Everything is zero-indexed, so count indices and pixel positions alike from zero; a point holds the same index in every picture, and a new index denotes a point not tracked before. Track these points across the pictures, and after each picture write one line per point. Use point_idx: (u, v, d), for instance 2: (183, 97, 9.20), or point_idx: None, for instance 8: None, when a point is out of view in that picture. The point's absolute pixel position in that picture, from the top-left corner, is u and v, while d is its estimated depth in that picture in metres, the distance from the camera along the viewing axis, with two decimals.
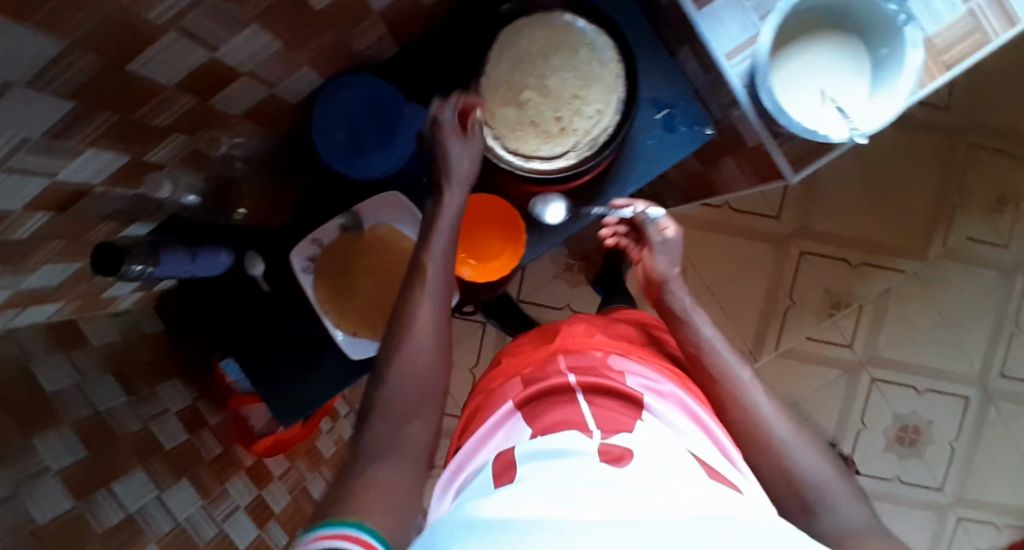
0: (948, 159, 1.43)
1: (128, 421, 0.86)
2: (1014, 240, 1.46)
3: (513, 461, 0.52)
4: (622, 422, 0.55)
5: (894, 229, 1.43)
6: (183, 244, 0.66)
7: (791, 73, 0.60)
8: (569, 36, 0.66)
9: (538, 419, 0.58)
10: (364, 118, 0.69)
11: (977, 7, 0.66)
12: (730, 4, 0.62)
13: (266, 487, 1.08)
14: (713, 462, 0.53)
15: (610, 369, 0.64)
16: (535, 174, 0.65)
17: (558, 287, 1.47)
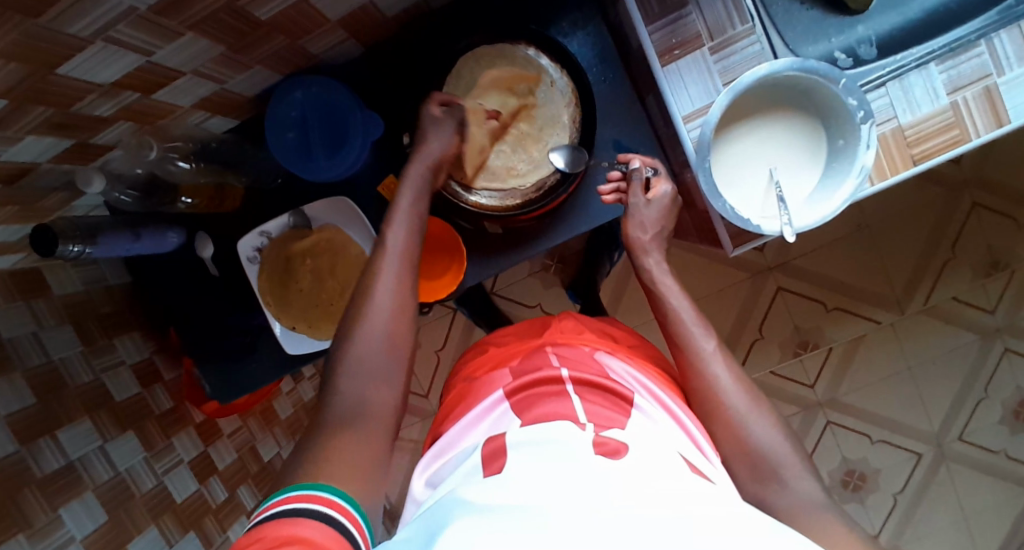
0: (950, 213, 1.31)
1: (80, 372, 0.84)
2: (1002, 306, 1.33)
3: (505, 446, 0.51)
4: (614, 419, 0.56)
5: (886, 278, 1.34)
6: (129, 224, 0.67)
7: (746, 146, 0.57)
8: (531, 73, 0.70)
9: (525, 413, 0.59)
10: (320, 123, 0.70)
11: (963, 99, 0.61)
12: (695, 64, 0.60)
13: (214, 443, 1.08)
14: (691, 456, 0.54)
15: (597, 366, 0.66)
16: (479, 208, 0.70)
17: (532, 284, 1.42)
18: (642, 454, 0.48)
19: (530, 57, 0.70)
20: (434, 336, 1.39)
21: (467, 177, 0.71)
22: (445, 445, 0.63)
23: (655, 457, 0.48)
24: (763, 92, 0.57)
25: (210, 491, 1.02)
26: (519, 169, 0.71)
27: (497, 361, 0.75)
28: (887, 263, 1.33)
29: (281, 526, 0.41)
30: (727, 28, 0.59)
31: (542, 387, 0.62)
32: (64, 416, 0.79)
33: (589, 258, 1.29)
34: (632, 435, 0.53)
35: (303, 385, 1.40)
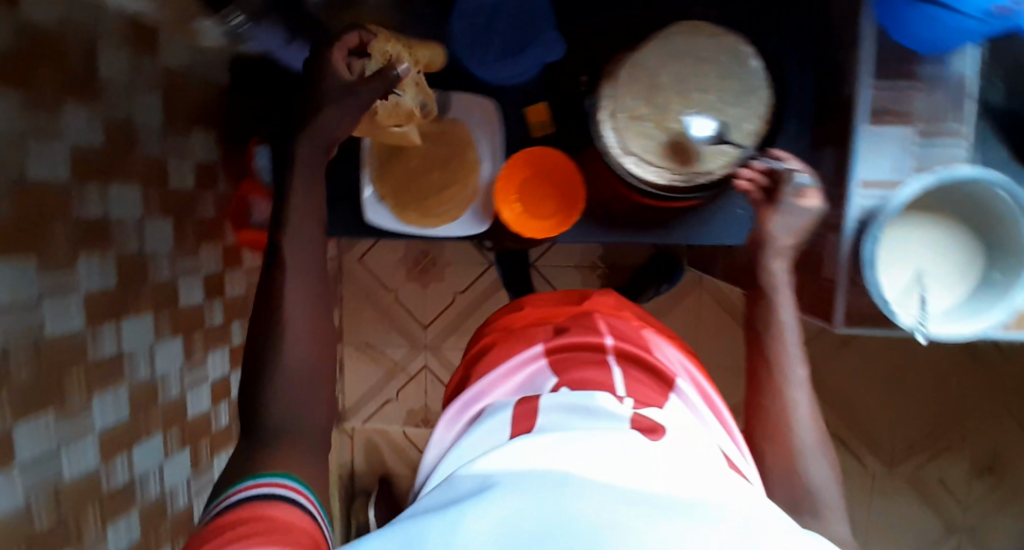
0: (994, 390, 1.27)
1: (128, 239, 0.80)
2: (972, 511, 1.32)
3: (537, 409, 0.57)
4: (652, 397, 0.61)
5: (901, 427, 1.30)
6: (287, 21, 0.72)
7: (910, 242, 0.61)
8: (738, 70, 0.62)
9: (564, 374, 0.63)
10: (505, 30, 0.69)
11: None
12: (897, 138, 0.62)
13: (237, 369, 1.04)
14: (731, 454, 0.58)
15: (645, 343, 0.71)
16: (623, 169, 0.64)
17: (572, 276, 1.39)
18: (674, 438, 0.53)
19: (745, 54, 0.62)
20: (460, 278, 1.41)
21: (629, 136, 0.64)
22: (484, 401, 0.67)
23: (690, 447, 0.52)
24: (946, 197, 0.61)
25: (215, 415, 0.99)
26: (681, 153, 0.64)
27: (545, 316, 0.79)
28: (909, 409, 1.30)
29: (264, 506, 0.46)
30: (940, 119, 0.62)
31: (585, 354, 0.66)
32: (132, 307, 0.81)
33: (641, 280, 1.30)
34: (669, 416, 0.58)
35: None
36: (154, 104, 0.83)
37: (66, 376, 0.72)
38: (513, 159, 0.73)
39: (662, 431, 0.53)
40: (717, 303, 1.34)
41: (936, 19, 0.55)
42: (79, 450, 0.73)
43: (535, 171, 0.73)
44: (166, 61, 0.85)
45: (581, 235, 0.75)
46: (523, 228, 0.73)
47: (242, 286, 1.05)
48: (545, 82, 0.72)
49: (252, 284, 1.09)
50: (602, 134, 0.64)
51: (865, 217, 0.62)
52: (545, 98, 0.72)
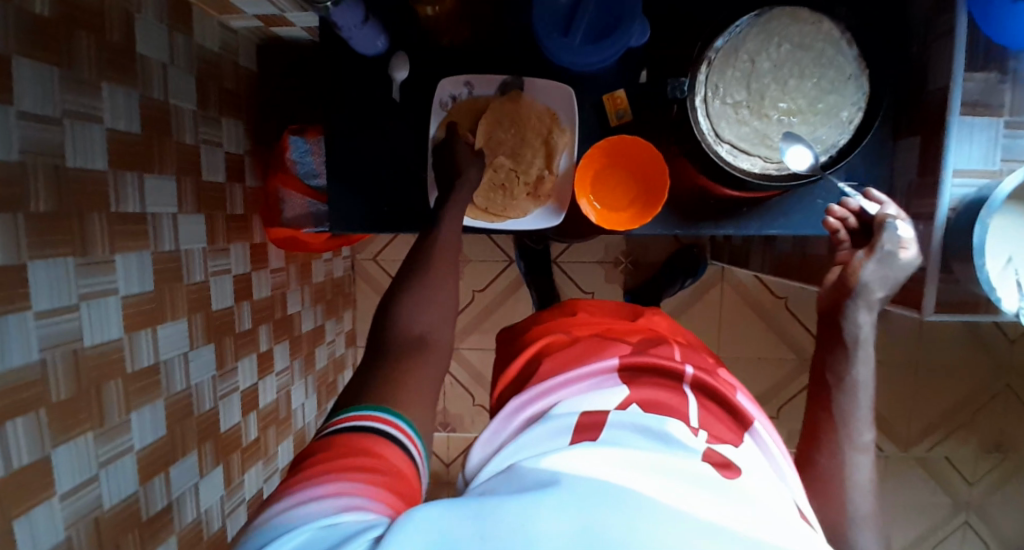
0: (995, 372, 1.35)
1: (165, 236, 0.72)
2: (982, 482, 1.39)
3: (602, 423, 0.51)
4: (727, 437, 0.53)
5: (913, 411, 1.37)
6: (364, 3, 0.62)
7: (1005, 223, 0.60)
8: (835, 57, 0.61)
9: (636, 385, 0.57)
10: (594, 8, 0.65)
11: None
12: (987, 127, 0.63)
13: (265, 378, 0.95)
14: (804, 509, 0.50)
15: (723, 377, 0.62)
16: (718, 158, 0.62)
17: (595, 272, 1.38)
18: (752, 484, 0.46)
19: (842, 44, 0.62)
20: (479, 277, 1.39)
21: (719, 123, 0.62)
22: (543, 402, 0.59)
23: (769, 497, 0.46)
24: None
25: (245, 428, 0.90)
26: (778, 139, 0.62)
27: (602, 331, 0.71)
28: (918, 394, 1.37)
29: (374, 449, 0.42)
30: None
31: (657, 375, 0.58)
32: (168, 311, 0.73)
33: (663, 274, 1.30)
34: (745, 459, 0.50)
35: (339, 339, 1.27)
36: (188, 88, 0.76)
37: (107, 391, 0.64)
38: (592, 149, 0.70)
39: (735, 468, 0.48)
40: (739, 297, 1.35)
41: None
42: (118, 473, 0.65)
43: (620, 160, 0.71)
44: (200, 41, 0.78)
45: (660, 227, 0.72)
46: (607, 222, 0.70)
47: (268, 286, 0.95)
48: (625, 69, 0.69)
49: (279, 284, 0.99)
50: (696, 119, 0.62)
51: (958, 204, 0.62)
52: (624, 86, 0.70)
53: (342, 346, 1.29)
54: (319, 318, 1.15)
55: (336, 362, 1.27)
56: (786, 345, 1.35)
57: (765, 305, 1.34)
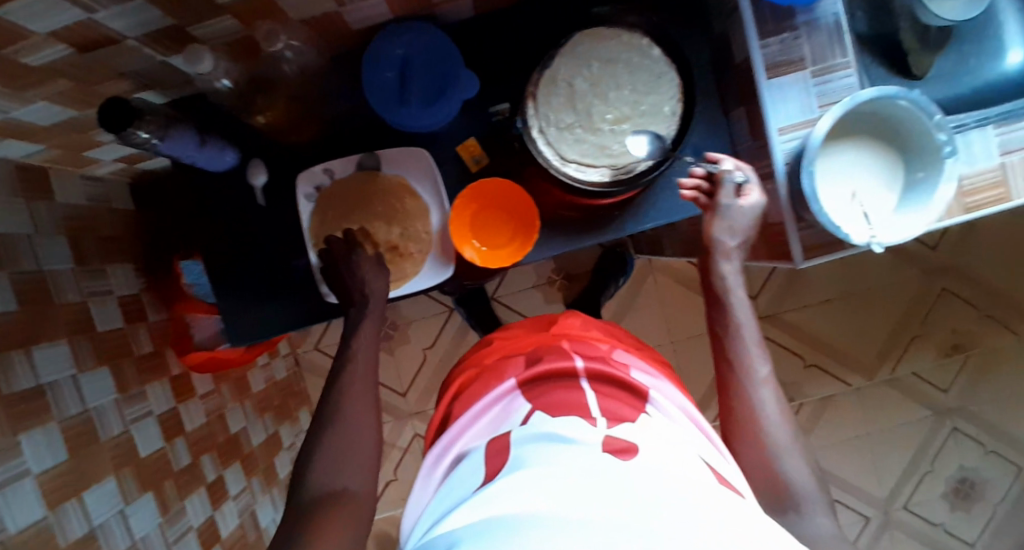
0: (925, 281, 1.41)
1: (69, 401, 0.70)
2: (954, 386, 1.43)
3: (508, 445, 0.53)
4: (625, 414, 0.56)
5: (864, 340, 1.42)
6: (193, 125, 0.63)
7: (833, 164, 0.65)
8: (643, 61, 0.66)
9: (537, 399, 0.60)
10: (422, 79, 0.68)
11: (1009, 162, 0.71)
12: (796, 83, 0.67)
13: (220, 506, 0.92)
14: (712, 460, 0.53)
15: (616, 362, 0.67)
16: (567, 178, 0.66)
17: (534, 297, 1.41)
18: (653, 454, 0.47)
19: (645, 47, 0.67)
20: (425, 334, 1.40)
21: (560, 147, 0.67)
22: (460, 444, 0.62)
23: (673, 464, 0.47)
24: (857, 120, 0.66)
25: None
26: (615, 147, 0.66)
27: (510, 350, 0.73)
28: (862, 321, 1.42)
29: None
30: (829, 57, 0.66)
31: (554, 380, 0.62)
32: (92, 474, 0.70)
33: (595, 280, 1.33)
34: (643, 429, 0.53)
35: (299, 439, 1.25)
36: (63, 248, 0.76)
37: None
38: (462, 197, 0.73)
39: (636, 449, 0.48)
40: (673, 281, 1.39)
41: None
42: None
43: (484, 202, 0.74)
44: (65, 199, 0.79)
45: (545, 253, 0.75)
46: (490, 261, 0.72)
47: (201, 414, 0.94)
48: (469, 117, 0.73)
49: (213, 408, 0.98)
50: (537, 150, 0.66)
51: (794, 157, 0.66)
52: (473, 133, 0.73)
53: (304, 443, 1.27)
54: (269, 427, 1.14)
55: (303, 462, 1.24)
56: None
57: (699, 281, 1.39)
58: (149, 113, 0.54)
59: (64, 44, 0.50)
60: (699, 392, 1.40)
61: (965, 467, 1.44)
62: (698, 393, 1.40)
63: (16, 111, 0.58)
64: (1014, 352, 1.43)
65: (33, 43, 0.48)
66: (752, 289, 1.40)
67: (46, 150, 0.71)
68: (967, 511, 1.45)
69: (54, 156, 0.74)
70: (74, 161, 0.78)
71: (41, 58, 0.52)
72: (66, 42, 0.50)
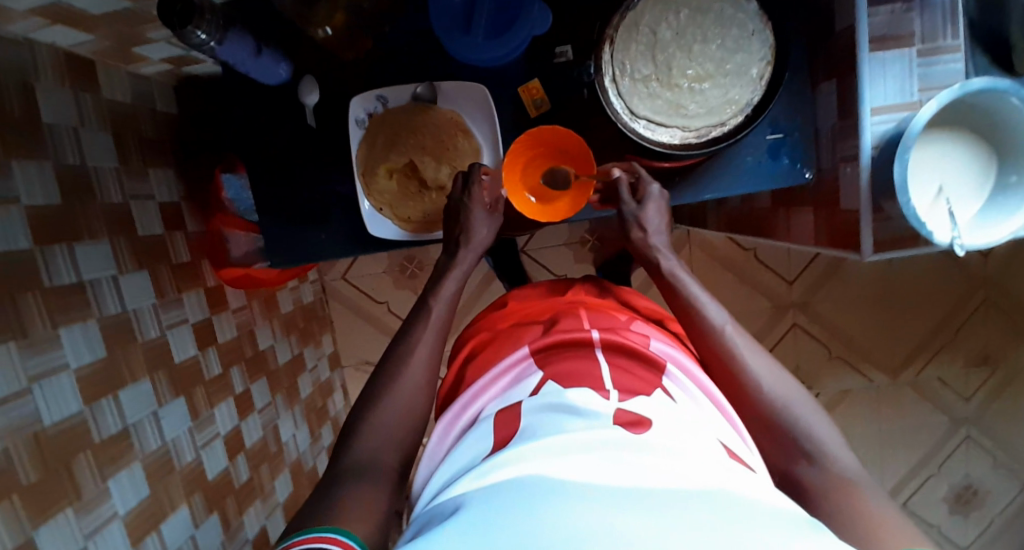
0: (969, 288, 1.36)
1: (109, 301, 0.70)
2: (976, 397, 1.40)
3: (519, 414, 0.51)
4: (640, 386, 0.53)
5: (895, 340, 1.38)
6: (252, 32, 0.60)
7: (921, 157, 0.60)
8: (737, 14, 0.60)
9: (550, 367, 0.57)
10: (490, 3, 0.63)
11: None
12: (902, 59, 0.60)
13: (247, 417, 0.95)
14: (732, 445, 0.50)
15: (632, 331, 0.63)
16: (635, 135, 0.62)
17: (564, 253, 1.39)
18: (666, 431, 0.45)
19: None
20: None
21: (631, 101, 0.62)
22: (472, 410, 0.59)
23: (686, 440, 0.44)
24: (950, 111, 0.61)
25: (235, 470, 0.90)
26: (691, 108, 0.62)
27: (530, 315, 0.71)
28: (896, 320, 1.38)
29: None
30: (939, 37, 0.60)
31: (567, 348, 0.60)
32: (127, 375, 0.71)
33: None
34: (659, 406, 0.50)
35: (320, 364, 1.27)
36: (106, 147, 0.74)
37: (78, 468, 0.62)
38: (518, 144, 0.69)
39: (648, 423, 0.46)
40: (709, 254, 1.35)
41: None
42: (107, 542, 0.64)
43: (541, 150, 0.70)
44: (110, 95, 0.77)
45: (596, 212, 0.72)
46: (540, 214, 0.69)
47: (232, 328, 0.95)
48: (535, 58, 0.69)
49: (244, 322, 0.99)
50: (607, 101, 0.62)
51: (882, 142, 0.60)
52: (538, 75, 0.69)
53: (324, 369, 1.29)
54: (294, 348, 1.16)
55: (322, 386, 1.27)
56: (761, 293, 1.36)
57: (736, 258, 1.35)
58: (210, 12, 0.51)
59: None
60: None
61: (971, 476, 1.43)
62: None
63: None
64: None
65: None
66: (789, 272, 1.35)
67: (95, 40, 0.68)
68: (963, 518, 1.45)
69: (103, 48, 0.72)
70: (122, 56, 0.75)
71: None
72: None
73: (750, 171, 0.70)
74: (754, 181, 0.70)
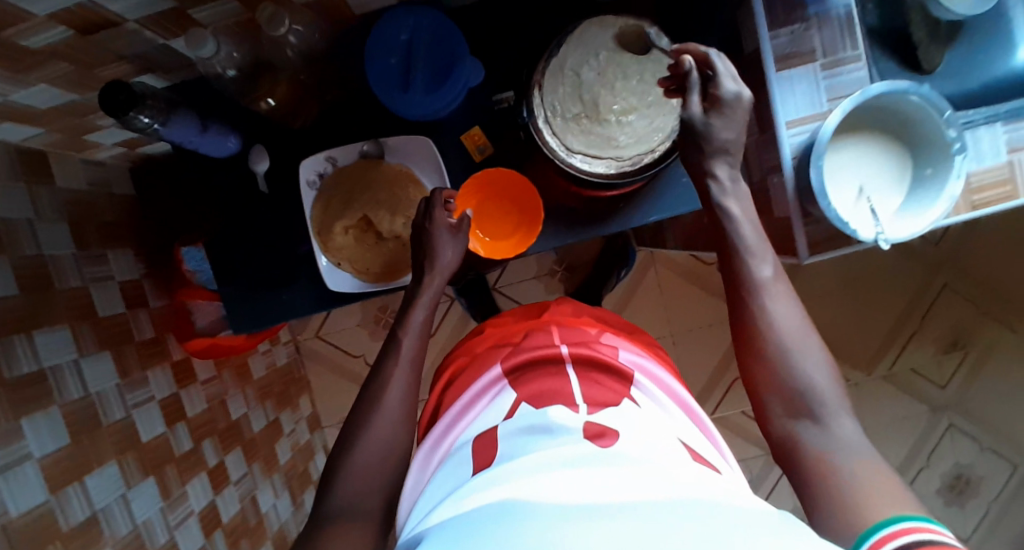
0: (925, 277, 1.41)
1: (71, 386, 0.70)
2: (952, 382, 1.43)
3: (496, 438, 0.51)
4: (609, 397, 0.55)
5: (864, 335, 1.42)
6: (196, 112, 0.63)
7: (840, 161, 0.64)
8: (651, 51, 0.65)
9: (524, 387, 0.58)
10: (425, 60, 0.67)
11: (1018, 160, 0.68)
12: (806, 74, 0.65)
13: (222, 491, 0.93)
14: (695, 446, 0.52)
15: (602, 344, 0.65)
16: (573, 169, 0.66)
17: (535, 287, 1.41)
18: (634, 438, 0.46)
19: (654, 35, 0.65)
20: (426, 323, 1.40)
21: (566, 138, 0.66)
22: (453, 435, 0.59)
23: (652, 446, 0.46)
24: (861, 116, 0.65)
25: (213, 548, 0.87)
26: (621, 139, 0.66)
27: (501, 336, 0.72)
28: (862, 316, 1.42)
29: None
30: (839, 50, 0.65)
31: (538, 366, 0.61)
32: (94, 460, 0.70)
33: (598, 271, 1.33)
34: (627, 415, 0.51)
35: (300, 426, 1.25)
36: (63, 234, 0.75)
37: None
38: (465, 188, 0.72)
39: (615, 433, 0.47)
40: (675, 273, 1.39)
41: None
42: None
43: (486, 192, 0.73)
44: (65, 183, 0.78)
45: (549, 243, 0.75)
46: (495, 252, 0.73)
47: (202, 401, 0.94)
48: (473, 107, 0.73)
49: (215, 393, 0.98)
50: (543, 140, 0.65)
51: (800, 152, 0.64)
52: (477, 122, 0.73)
53: (305, 431, 1.27)
54: (270, 413, 1.14)
55: (303, 449, 1.25)
56: None
57: (701, 274, 1.38)
58: (151, 96, 0.54)
59: (64, 27, 0.50)
60: (698, 385, 1.41)
61: (960, 463, 1.45)
62: (697, 386, 1.41)
63: (17, 93, 0.58)
64: (1013, 349, 1.43)
65: (32, 24, 0.47)
66: None
67: (46, 132, 0.70)
68: (960, 505, 1.46)
69: (55, 140, 0.74)
70: (74, 145, 0.77)
71: (44, 41, 0.51)
72: (63, 24, 0.49)
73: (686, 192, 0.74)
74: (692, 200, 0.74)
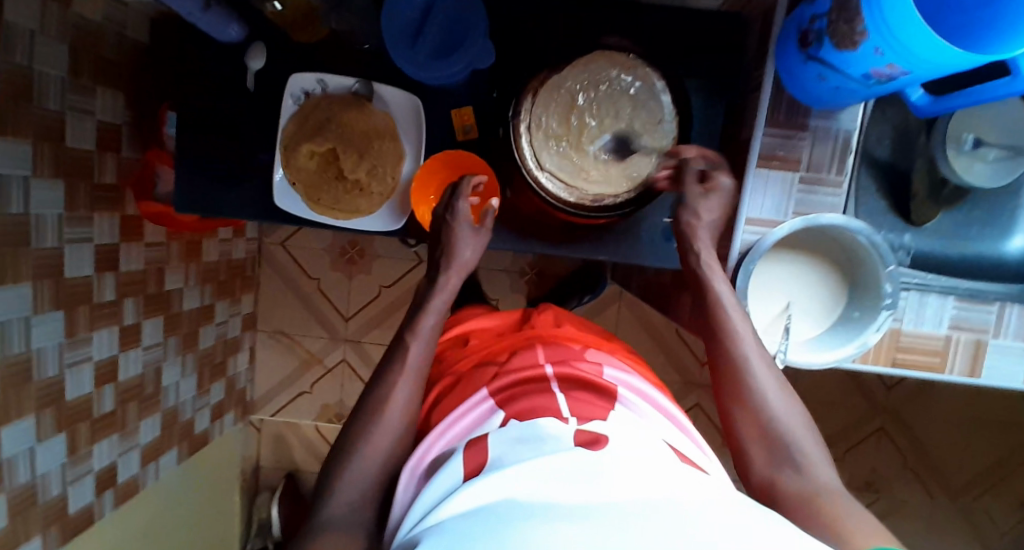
0: (868, 414, 1.40)
1: (13, 200, 0.71)
2: None
3: (484, 451, 0.44)
4: (597, 411, 0.48)
5: None
6: None
7: (780, 275, 0.68)
8: (649, 101, 0.66)
9: (513, 398, 0.51)
10: (438, 26, 0.68)
11: (955, 338, 0.68)
12: (781, 180, 0.65)
13: (127, 351, 0.96)
14: (678, 445, 0.49)
15: (587, 360, 0.58)
16: (536, 184, 0.66)
17: (502, 279, 1.42)
18: (623, 442, 0.42)
19: (656, 89, 0.66)
20: (387, 271, 1.35)
21: (540, 151, 0.66)
22: (442, 440, 0.51)
23: (639, 447, 0.43)
24: (812, 243, 0.68)
25: (99, 398, 0.90)
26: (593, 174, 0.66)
27: (490, 351, 0.64)
28: None
29: None
30: (823, 170, 0.65)
31: (526, 385, 0.53)
32: (10, 273, 0.71)
33: (562, 287, 1.34)
34: (618, 427, 0.46)
35: (233, 321, 1.28)
36: (59, 57, 0.77)
37: None
38: (433, 161, 0.73)
39: (605, 438, 0.43)
40: (634, 317, 1.40)
41: (822, 78, 0.56)
42: None
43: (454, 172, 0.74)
44: (81, 10, 0.80)
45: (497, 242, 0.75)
46: None
47: (140, 260, 0.97)
48: (469, 89, 0.73)
49: (154, 258, 1.01)
50: (518, 146, 0.66)
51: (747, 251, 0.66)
52: (466, 105, 0.74)
53: (235, 327, 1.30)
54: (205, 298, 1.17)
55: (228, 342, 1.28)
56: (673, 366, 1.40)
57: (657, 328, 1.39)
58: None
59: None
60: None
61: None
62: None
63: None
64: (924, 513, 1.43)
65: None
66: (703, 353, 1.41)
67: None
68: None
69: None
70: None
71: None
72: None
73: (636, 247, 0.74)
74: (640, 255, 0.75)
